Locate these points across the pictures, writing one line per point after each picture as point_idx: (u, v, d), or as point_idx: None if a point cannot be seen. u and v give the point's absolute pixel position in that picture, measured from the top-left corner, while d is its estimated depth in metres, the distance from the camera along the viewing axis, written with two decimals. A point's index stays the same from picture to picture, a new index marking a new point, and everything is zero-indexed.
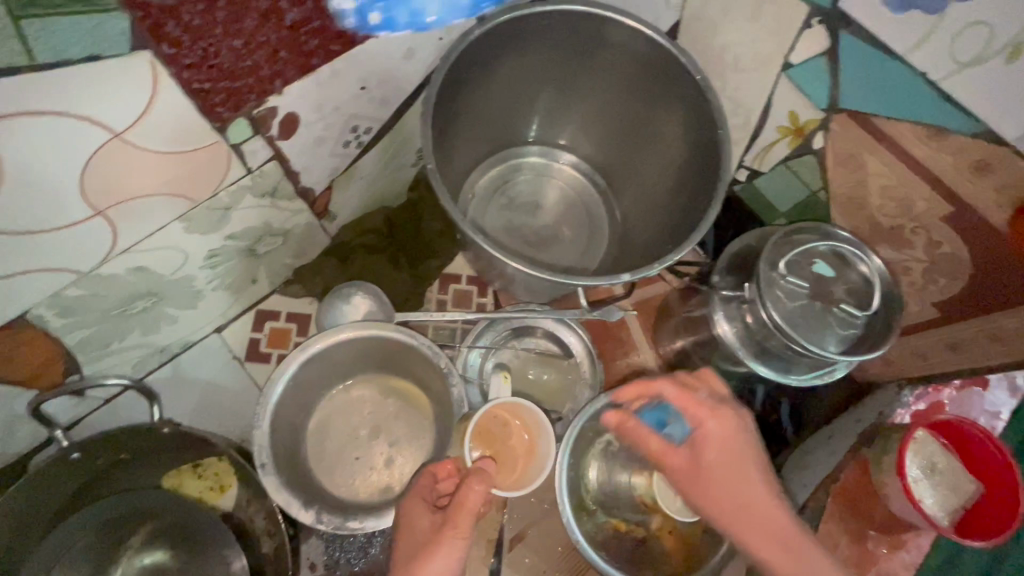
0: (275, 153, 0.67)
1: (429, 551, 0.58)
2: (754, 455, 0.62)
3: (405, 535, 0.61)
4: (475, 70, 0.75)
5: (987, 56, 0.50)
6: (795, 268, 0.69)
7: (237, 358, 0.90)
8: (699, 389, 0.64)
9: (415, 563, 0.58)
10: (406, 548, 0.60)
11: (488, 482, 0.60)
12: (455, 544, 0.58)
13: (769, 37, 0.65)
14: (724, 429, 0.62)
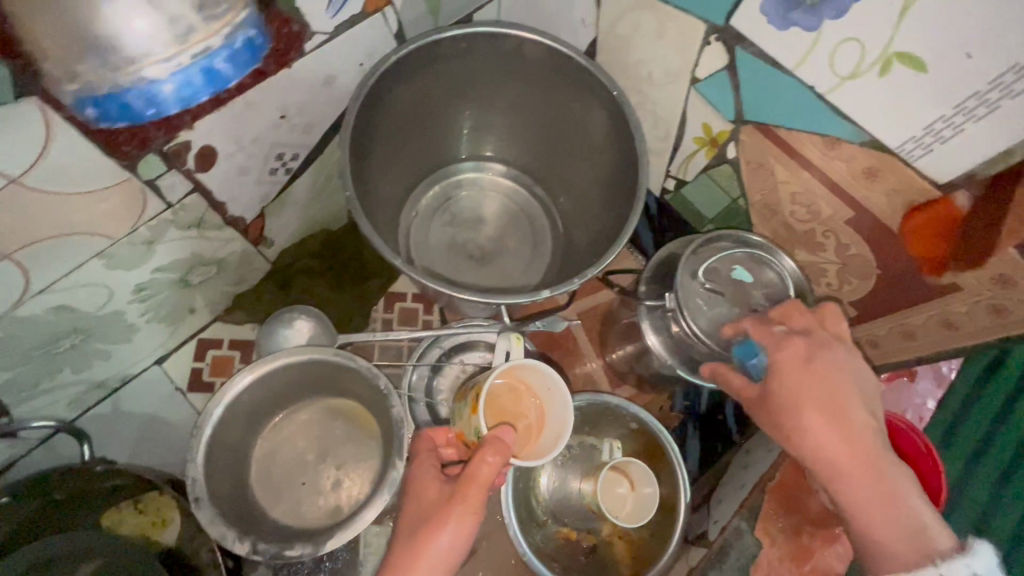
0: (196, 186, 0.68)
1: (436, 519, 0.60)
2: (840, 373, 0.57)
3: (416, 500, 0.65)
4: (398, 93, 0.76)
5: (862, 71, 0.52)
6: (716, 274, 0.71)
7: (179, 388, 0.89)
8: (778, 325, 0.62)
9: (421, 531, 0.60)
10: (414, 514, 0.63)
11: (501, 455, 0.59)
12: (465, 516, 0.60)
13: (676, 53, 0.68)
14: (799, 353, 0.58)
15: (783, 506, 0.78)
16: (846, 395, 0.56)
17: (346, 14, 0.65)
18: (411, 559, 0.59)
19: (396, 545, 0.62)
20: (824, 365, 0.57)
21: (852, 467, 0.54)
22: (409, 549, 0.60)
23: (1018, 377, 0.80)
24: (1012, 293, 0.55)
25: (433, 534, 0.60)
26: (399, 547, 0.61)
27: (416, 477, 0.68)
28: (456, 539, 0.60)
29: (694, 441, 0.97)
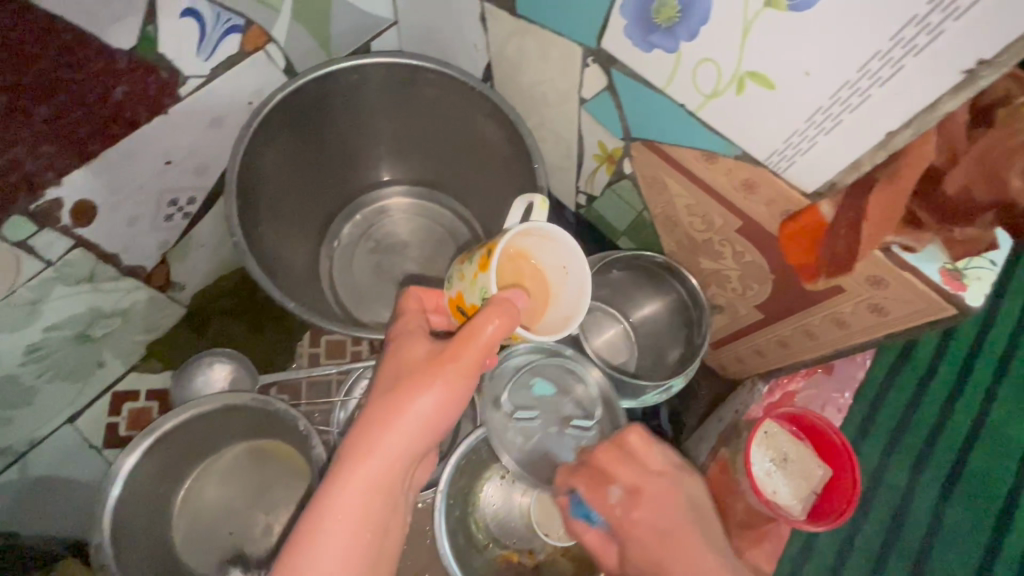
0: (78, 241, 0.65)
1: (419, 380, 0.48)
2: (684, 528, 0.55)
3: (394, 361, 0.51)
4: (291, 128, 0.75)
5: (721, 89, 0.53)
6: (518, 391, 0.77)
7: (94, 446, 0.86)
8: (612, 483, 0.59)
9: (404, 385, 0.48)
10: (392, 374, 0.50)
11: (508, 320, 0.48)
12: (459, 378, 0.48)
13: (562, 76, 0.68)
14: (640, 517, 0.56)
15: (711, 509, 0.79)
16: (694, 547, 0.54)
17: (222, 55, 0.64)
18: (386, 423, 0.47)
19: (366, 408, 0.49)
20: (674, 530, 0.55)
21: None
22: (382, 410, 0.48)
23: (923, 369, 0.84)
24: (885, 291, 0.57)
25: (417, 394, 0.48)
26: (372, 407, 0.49)
27: (393, 341, 0.53)
28: (439, 403, 0.48)
29: None
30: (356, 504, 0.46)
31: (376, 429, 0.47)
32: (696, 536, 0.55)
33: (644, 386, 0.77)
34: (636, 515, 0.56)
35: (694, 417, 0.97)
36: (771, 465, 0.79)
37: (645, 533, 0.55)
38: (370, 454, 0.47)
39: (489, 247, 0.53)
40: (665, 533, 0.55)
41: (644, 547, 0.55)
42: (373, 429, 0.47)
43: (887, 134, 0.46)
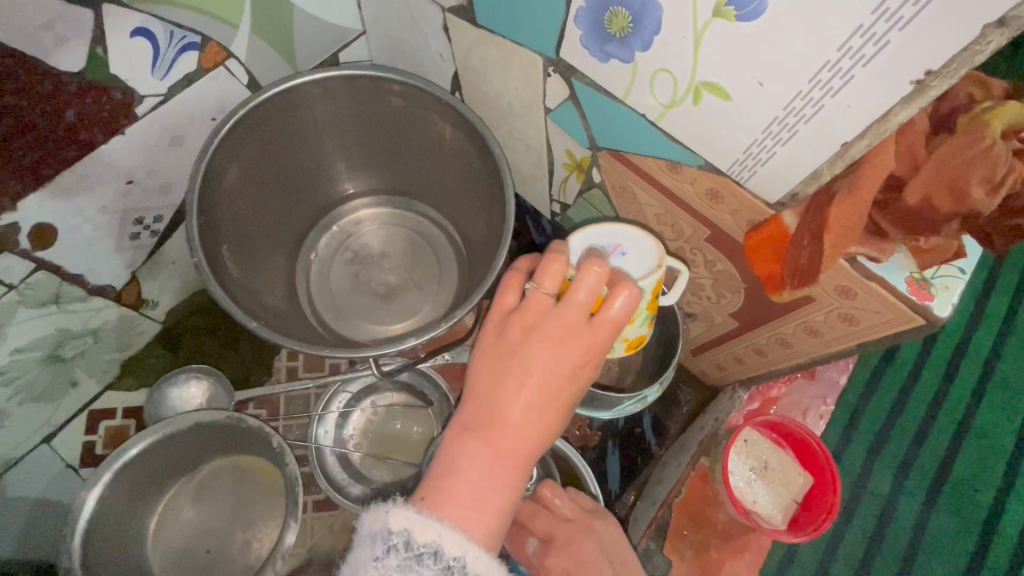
0: (39, 264, 0.65)
1: (566, 395, 0.48)
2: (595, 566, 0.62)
3: (564, 343, 0.47)
4: (254, 142, 0.74)
5: (679, 98, 0.52)
6: None
7: (71, 466, 0.86)
8: (530, 535, 0.68)
9: (556, 400, 0.48)
10: (550, 374, 0.47)
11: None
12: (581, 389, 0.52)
13: (525, 85, 0.67)
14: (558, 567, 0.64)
15: (690, 519, 0.78)
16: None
17: (179, 73, 0.64)
18: (545, 419, 0.47)
19: (527, 385, 0.47)
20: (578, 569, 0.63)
21: None
22: (546, 404, 0.47)
23: (906, 373, 0.84)
24: (854, 301, 0.55)
25: (570, 402, 0.49)
26: (537, 390, 0.47)
27: (556, 313, 0.48)
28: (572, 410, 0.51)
29: (614, 458, 0.95)
30: (498, 479, 0.46)
31: (541, 418, 0.47)
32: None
33: (621, 394, 0.73)
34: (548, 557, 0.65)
35: (677, 424, 0.96)
36: (751, 473, 0.78)
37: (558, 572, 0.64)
38: (526, 443, 0.47)
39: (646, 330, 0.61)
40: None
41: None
42: (526, 429, 0.47)
43: (843, 144, 0.45)
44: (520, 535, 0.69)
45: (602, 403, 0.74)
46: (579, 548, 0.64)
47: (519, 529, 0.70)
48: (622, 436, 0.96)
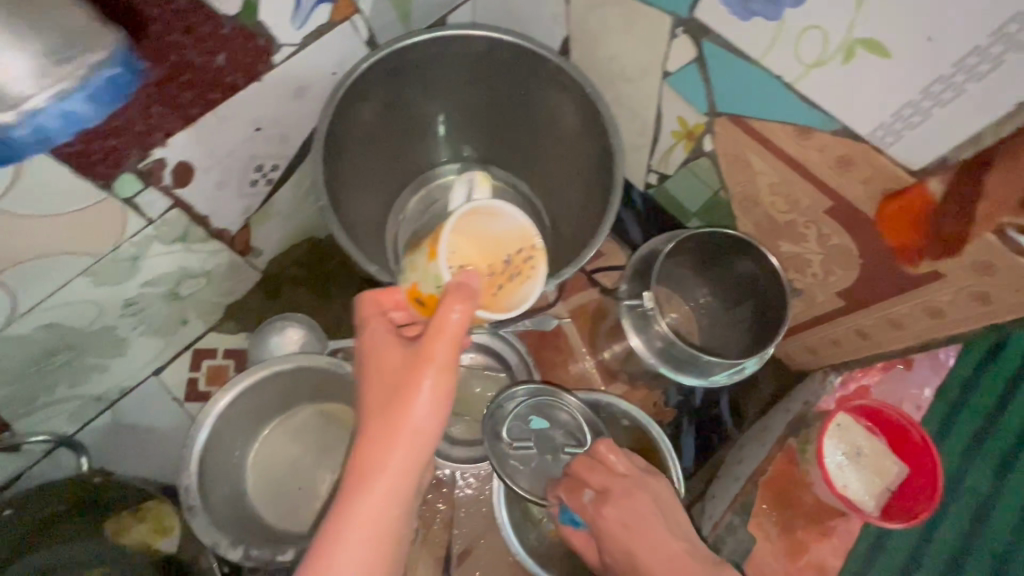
0: (175, 202, 0.69)
1: (406, 397, 0.51)
2: (650, 506, 0.66)
3: (376, 369, 0.54)
4: (372, 98, 0.76)
5: (827, 57, 0.51)
6: (516, 433, 0.78)
7: (177, 399, 0.92)
8: (586, 488, 0.69)
9: (397, 407, 0.51)
10: (379, 397, 0.53)
11: (469, 302, 0.52)
12: (443, 374, 0.52)
13: (645, 47, 0.67)
14: (615, 517, 0.66)
15: (777, 498, 0.77)
16: (658, 531, 0.65)
17: (314, 25, 0.66)
18: (388, 430, 0.51)
19: (365, 425, 0.53)
20: (637, 521, 0.65)
21: None
22: (385, 417, 0.52)
23: (1017, 366, 0.80)
24: (993, 280, 0.53)
25: (416, 402, 0.51)
26: (371, 426, 0.52)
27: (384, 346, 0.55)
28: (436, 395, 0.52)
29: (689, 436, 0.95)
30: (383, 495, 0.51)
31: (379, 440, 0.51)
32: (657, 519, 0.65)
33: (713, 364, 0.71)
34: (599, 506, 0.67)
35: (757, 406, 0.95)
36: (843, 458, 0.76)
37: (612, 519, 0.66)
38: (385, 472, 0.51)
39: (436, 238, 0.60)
40: (630, 524, 0.65)
41: (612, 529, 0.66)
42: (378, 454, 0.51)
43: (1018, 102, 0.43)
44: (574, 487, 0.70)
45: (694, 368, 0.72)
46: (632, 501, 0.66)
47: (572, 480, 0.70)
48: (698, 414, 0.95)
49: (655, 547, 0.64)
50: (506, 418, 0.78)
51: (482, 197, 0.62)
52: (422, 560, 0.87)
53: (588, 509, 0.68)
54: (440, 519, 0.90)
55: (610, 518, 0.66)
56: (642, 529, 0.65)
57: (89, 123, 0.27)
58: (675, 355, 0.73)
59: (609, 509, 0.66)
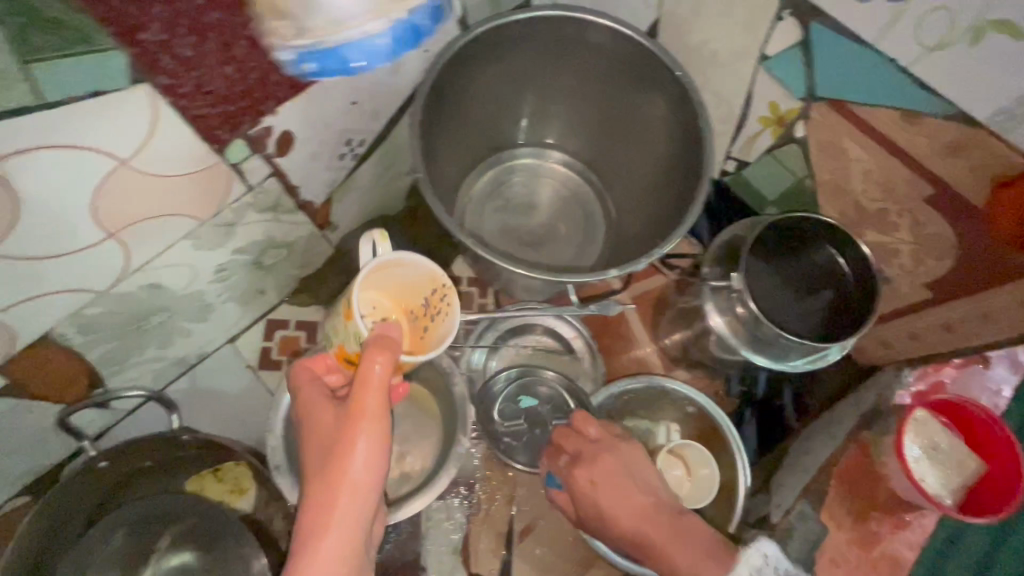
0: (273, 170, 0.71)
1: (343, 450, 0.54)
2: (613, 460, 0.72)
3: (319, 432, 0.57)
4: (461, 77, 0.78)
5: (953, 39, 0.53)
6: (509, 412, 0.92)
7: (251, 365, 0.95)
8: (563, 452, 0.76)
9: (336, 461, 0.54)
10: (320, 454, 0.56)
11: (392, 355, 0.56)
12: (374, 424, 0.55)
13: (743, 32, 0.67)
14: (584, 473, 0.72)
15: (850, 490, 0.76)
16: (622, 482, 0.71)
17: None
18: (327, 490, 0.54)
19: (309, 486, 0.55)
20: (602, 477, 0.71)
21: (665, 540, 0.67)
22: (325, 479, 0.54)
23: None
24: None
25: (351, 453, 0.54)
26: (314, 486, 0.55)
27: (317, 409, 0.59)
28: (371, 449, 0.55)
29: (750, 427, 0.96)
30: (333, 548, 0.53)
31: (326, 496, 0.54)
32: (620, 472, 0.72)
33: (790, 350, 0.73)
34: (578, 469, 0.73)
35: (821, 401, 0.93)
36: (920, 452, 0.75)
37: (594, 480, 0.71)
38: (332, 526, 0.53)
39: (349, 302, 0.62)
40: (595, 478, 0.71)
41: (588, 488, 0.71)
42: (322, 510, 0.54)
43: None
44: (555, 453, 0.78)
45: (774, 350, 0.74)
46: (603, 464, 0.72)
47: (553, 448, 0.78)
48: (759, 405, 0.96)
49: (630, 505, 0.70)
50: (496, 399, 0.92)
51: (387, 248, 0.64)
52: (483, 532, 0.90)
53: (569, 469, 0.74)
54: (501, 495, 0.91)
55: (589, 478, 0.72)
56: (611, 484, 0.71)
57: (428, 33, 0.43)
58: (756, 336, 0.74)
59: (587, 470, 0.72)
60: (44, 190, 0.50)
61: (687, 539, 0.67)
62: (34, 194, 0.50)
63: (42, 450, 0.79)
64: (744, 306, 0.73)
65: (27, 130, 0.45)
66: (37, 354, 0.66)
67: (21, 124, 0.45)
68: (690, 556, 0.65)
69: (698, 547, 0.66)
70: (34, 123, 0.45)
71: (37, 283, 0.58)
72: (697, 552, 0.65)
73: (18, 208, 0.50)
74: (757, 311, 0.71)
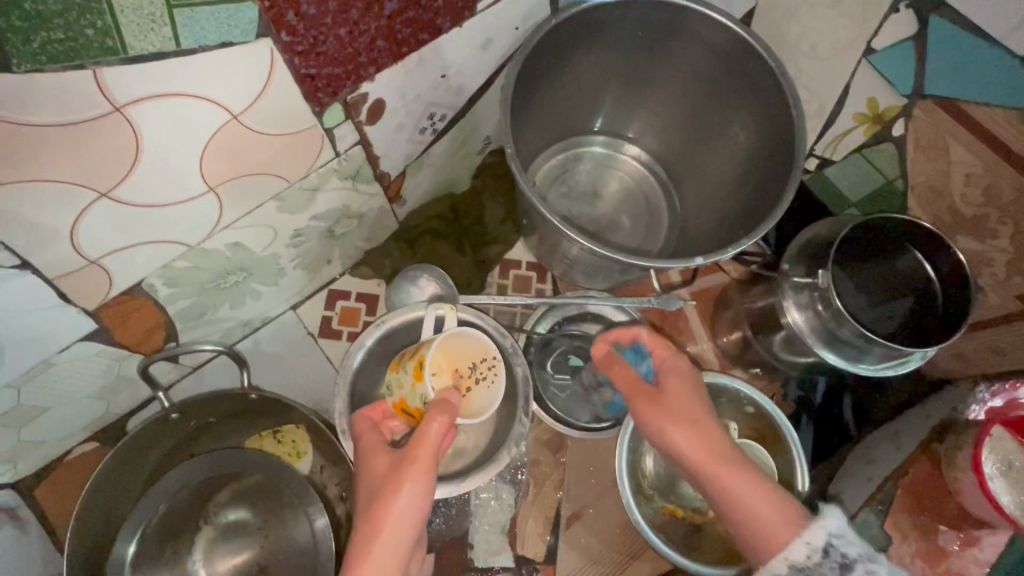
0: (361, 139, 0.71)
1: (389, 496, 0.55)
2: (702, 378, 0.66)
3: (370, 477, 0.58)
4: (550, 58, 0.78)
5: None
6: (559, 364, 0.96)
7: (311, 333, 0.96)
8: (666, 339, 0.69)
9: (378, 507, 0.55)
10: (366, 496, 0.57)
11: (449, 416, 0.57)
12: (421, 475, 0.56)
13: (851, 23, 0.72)
14: (686, 365, 0.66)
15: (919, 502, 0.73)
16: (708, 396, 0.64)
17: None
18: (372, 531, 0.54)
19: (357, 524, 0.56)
20: (695, 378, 0.64)
21: (735, 459, 0.58)
22: (369, 522, 0.55)
23: None
24: None
25: (401, 500, 0.55)
26: (361, 523, 0.55)
27: (366, 455, 0.60)
28: (417, 496, 0.55)
29: (807, 433, 0.93)
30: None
31: (375, 536, 0.54)
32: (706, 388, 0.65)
33: (865, 354, 0.73)
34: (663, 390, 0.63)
35: (883, 412, 0.91)
36: (995, 470, 0.71)
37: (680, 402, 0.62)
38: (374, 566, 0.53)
39: (419, 358, 0.63)
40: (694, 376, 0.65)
41: (669, 405, 0.61)
42: (361, 557, 0.53)
43: None
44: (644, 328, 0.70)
45: (853, 350, 0.73)
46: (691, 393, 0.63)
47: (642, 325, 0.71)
48: (818, 411, 0.93)
49: (712, 435, 0.59)
50: (547, 350, 0.96)
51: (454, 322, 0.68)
52: (532, 515, 0.90)
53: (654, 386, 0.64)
54: (551, 480, 0.91)
55: (677, 399, 0.62)
56: (701, 389, 0.64)
57: None
58: (836, 336, 0.73)
59: (674, 393, 0.62)
60: (162, 139, 0.51)
61: (747, 469, 0.57)
62: (153, 143, 0.51)
63: (115, 397, 0.82)
64: (827, 304, 0.72)
65: (160, 78, 0.46)
66: (126, 302, 0.67)
67: (154, 71, 0.45)
68: (749, 489, 0.56)
69: (760, 482, 0.57)
70: (167, 72, 0.46)
71: (137, 231, 0.59)
72: (755, 488, 0.56)
73: (137, 154, 0.51)
74: (841, 307, 0.70)
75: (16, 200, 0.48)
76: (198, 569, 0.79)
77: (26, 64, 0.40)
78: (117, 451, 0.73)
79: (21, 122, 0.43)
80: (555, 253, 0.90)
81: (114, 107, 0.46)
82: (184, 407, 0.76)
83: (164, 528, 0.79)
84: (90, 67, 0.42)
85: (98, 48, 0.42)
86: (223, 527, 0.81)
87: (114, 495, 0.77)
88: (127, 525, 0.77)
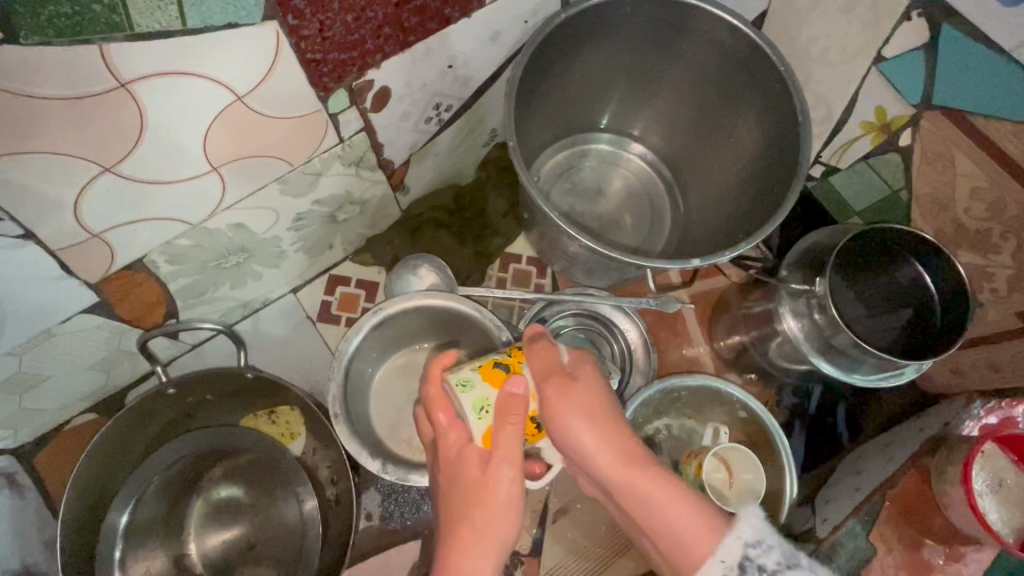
0: (366, 126, 0.71)
1: (481, 497, 0.51)
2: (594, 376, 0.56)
3: (470, 489, 0.52)
4: (557, 53, 0.78)
5: None
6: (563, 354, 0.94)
7: (310, 317, 0.97)
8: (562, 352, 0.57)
9: (478, 512, 0.51)
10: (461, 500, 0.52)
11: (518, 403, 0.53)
12: (511, 474, 0.52)
13: (861, 30, 0.72)
14: (567, 370, 0.55)
15: (904, 516, 0.72)
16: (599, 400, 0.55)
17: None
18: (476, 534, 0.51)
19: (463, 526, 0.51)
20: (598, 391, 0.55)
21: (637, 476, 0.53)
22: (466, 531, 0.51)
23: None
24: None
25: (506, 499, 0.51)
26: (472, 524, 0.51)
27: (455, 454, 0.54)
28: (513, 492, 0.52)
29: (799, 440, 0.93)
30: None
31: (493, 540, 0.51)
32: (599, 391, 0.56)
33: (857, 365, 0.73)
34: (559, 390, 0.54)
35: (877, 423, 0.91)
36: (986, 486, 0.71)
37: (575, 412, 0.53)
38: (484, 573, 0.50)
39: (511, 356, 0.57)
40: (579, 377, 0.55)
41: (559, 410, 0.54)
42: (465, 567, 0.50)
43: None
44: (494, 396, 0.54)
45: (848, 359, 0.73)
46: (583, 394, 0.54)
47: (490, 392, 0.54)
48: (811, 418, 0.94)
49: (604, 447, 0.53)
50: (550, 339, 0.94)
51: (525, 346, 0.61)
52: None
53: (546, 387, 0.54)
54: None
55: (556, 406, 0.54)
56: (592, 400, 0.54)
57: None
58: (831, 344, 0.73)
59: (563, 400, 0.53)
60: (167, 116, 0.51)
61: (664, 484, 0.53)
62: (157, 121, 0.51)
63: (115, 370, 0.83)
64: (824, 312, 0.72)
65: (165, 56, 0.46)
66: (129, 277, 0.68)
67: (159, 49, 0.46)
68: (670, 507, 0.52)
69: (675, 487, 0.53)
70: (172, 51, 0.46)
71: (140, 207, 0.60)
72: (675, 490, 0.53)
73: (141, 131, 0.52)
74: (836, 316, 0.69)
75: (22, 172, 0.49)
76: (189, 543, 0.81)
77: (33, 37, 0.41)
78: (112, 425, 0.74)
79: (28, 95, 0.44)
80: (555, 247, 0.90)
81: (120, 84, 0.46)
82: (181, 383, 0.77)
83: (159, 499, 0.81)
84: (96, 42, 0.43)
85: (105, 24, 0.42)
86: (216, 503, 0.83)
87: (110, 469, 0.78)
88: (122, 497, 0.79)
